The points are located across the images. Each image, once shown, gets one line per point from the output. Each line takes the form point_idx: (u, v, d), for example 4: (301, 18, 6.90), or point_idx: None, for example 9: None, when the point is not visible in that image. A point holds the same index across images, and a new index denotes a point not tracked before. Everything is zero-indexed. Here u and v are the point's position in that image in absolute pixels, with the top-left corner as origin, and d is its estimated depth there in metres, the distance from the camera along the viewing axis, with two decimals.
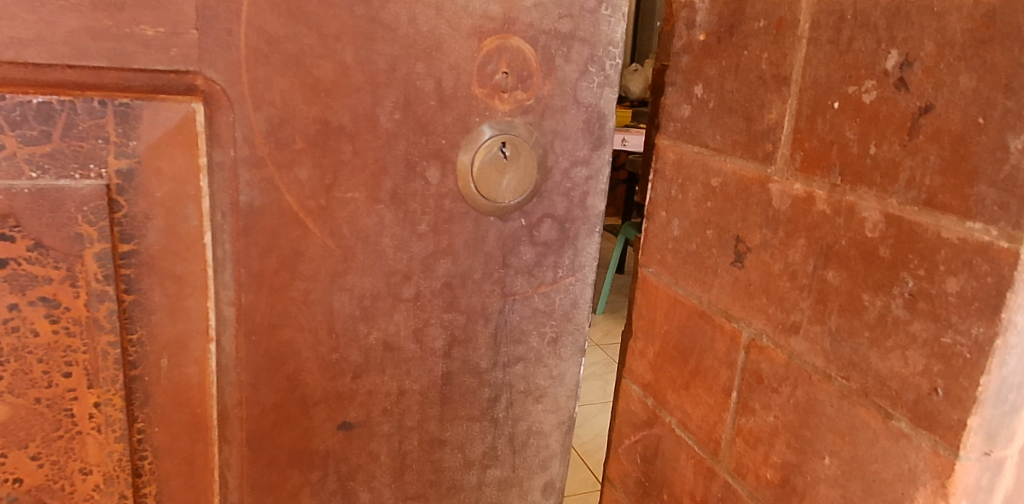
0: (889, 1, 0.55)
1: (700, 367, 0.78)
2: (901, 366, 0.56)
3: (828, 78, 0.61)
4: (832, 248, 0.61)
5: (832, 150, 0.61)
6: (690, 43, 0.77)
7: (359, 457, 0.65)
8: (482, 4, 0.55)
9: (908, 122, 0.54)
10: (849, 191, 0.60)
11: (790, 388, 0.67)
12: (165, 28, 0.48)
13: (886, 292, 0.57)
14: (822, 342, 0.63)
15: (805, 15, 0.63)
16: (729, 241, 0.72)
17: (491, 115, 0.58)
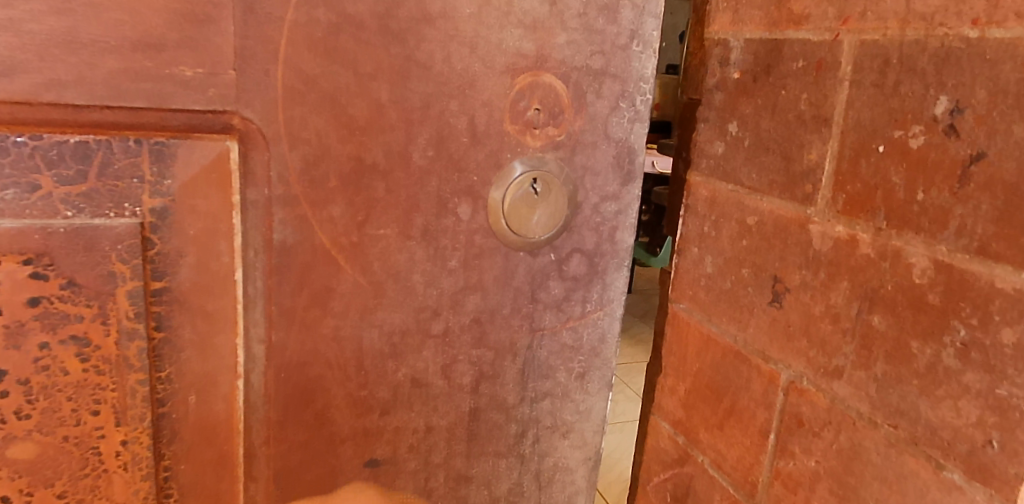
0: (937, 46, 0.52)
1: (735, 407, 0.73)
2: (952, 416, 0.52)
3: (872, 121, 0.57)
4: (877, 291, 0.57)
5: (877, 194, 0.57)
6: (724, 81, 0.72)
7: (384, 496, 0.64)
8: (516, 42, 0.55)
9: (959, 169, 0.51)
10: (895, 235, 0.56)
11: (833, 434, 0.62)
12: (204, 68, 0.48)
13: (936, 340, 0.53)
14: (867, 388, 0.58)
15: (846, 57, 0.59)
16: (765, 280, 0.67)
17: (523, 152, 0.58)
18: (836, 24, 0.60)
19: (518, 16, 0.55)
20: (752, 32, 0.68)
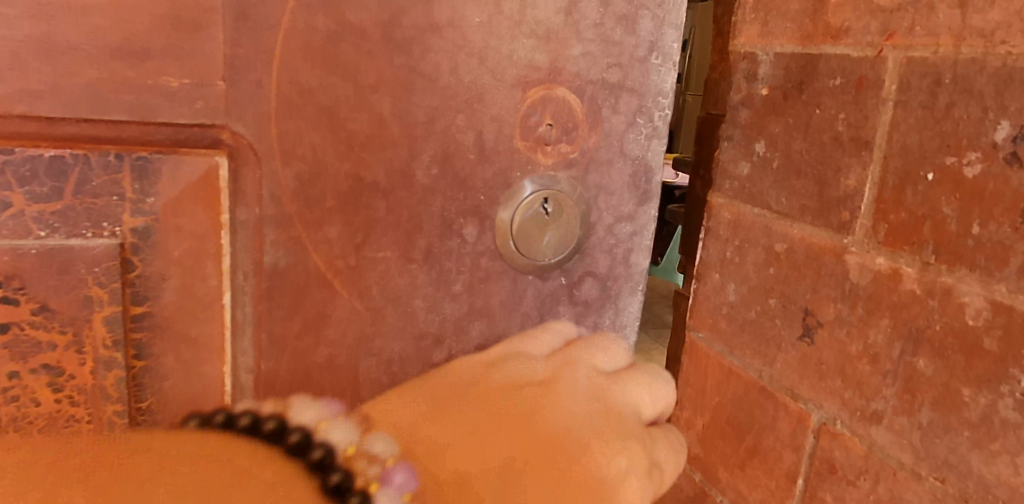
0: (999, 58, 0.35)
1: (760, 456, 0.51)
2: (1012, 476, 0.35)
3: (921, 146, 0.39)
4: (925, 333, 0.39)
5: (925, 225, 0.39)
6: (750, 96, 0.51)
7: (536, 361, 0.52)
8: (528, 53, 0.52)
9: (1022, 205, 0.34)
10: (944, 273, 0.38)
11: (871, 492, 0.43)
12: (192, 79, 0.44)
13: (993, 388, 0.36)
14: (911, 437, 0.40)
15: (891, 74, 0.41)
16: (794, 311, 0.48)
17: (533, 170, 0.54)
18: (879, 37, 0.42)
19: (531, 26, 0.51)
20: (783, 46, 0.48)
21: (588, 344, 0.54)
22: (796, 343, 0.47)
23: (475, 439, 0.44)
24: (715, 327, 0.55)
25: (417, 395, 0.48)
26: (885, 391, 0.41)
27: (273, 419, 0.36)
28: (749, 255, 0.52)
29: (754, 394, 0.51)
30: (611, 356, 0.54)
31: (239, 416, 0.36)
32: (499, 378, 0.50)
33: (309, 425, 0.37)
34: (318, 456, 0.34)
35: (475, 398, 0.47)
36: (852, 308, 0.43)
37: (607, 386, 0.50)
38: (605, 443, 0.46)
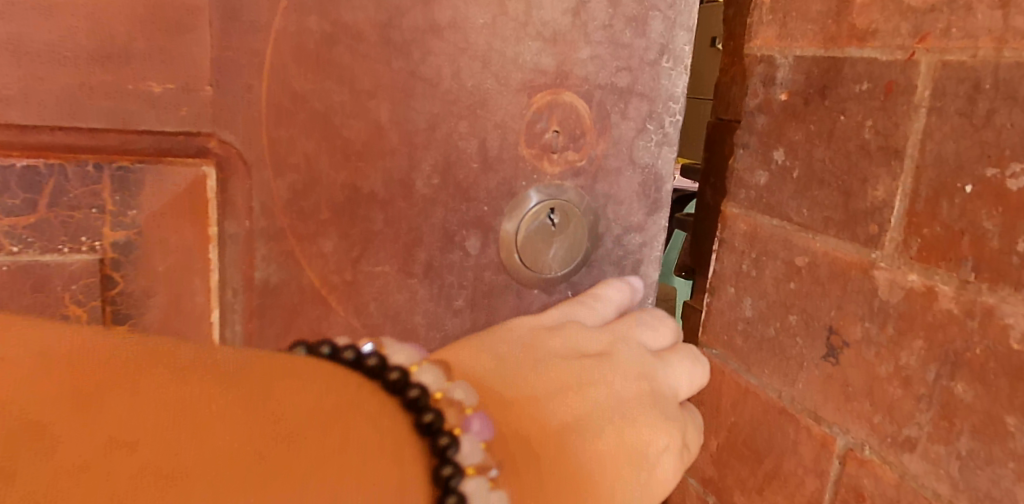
0: None
1: (781, 481, 0.48)
2: None
3: (959, 156, 0.37)
4: (964, 356, 0.37)
5: (963, 241, 0.37)
6: (768, 101, 0.49)
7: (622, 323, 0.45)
8: (533, 56, 0.49)
9: None
10: (986, 292, 0.36)
11: None
12: (176, 84, 0.42)
13: None
14: (950, 467, 0.37)
15: (924, 79, 0.38)
16: (817, 329, 0.45)
17: (539, 179, 0.51)
18: (910, 40, 0.39)
19: (537, 28, 0.48)
20: (804, 48, 0.46)
21: (639, 319, 0.45)
22: (820, 362, 0.45)
23: (556, 394, 0.37)
24: (730, 344, 0.53)
25: (483, 347, 0.39)
26: (919, 416, 0.39)
27: (374, 361, 0.31)
28: (767, 269, 0.49)
29: (773, 415, 0.49)
30: (658, 334, 0.45)
31: (346, 351, 0.31)
32: (540, 345, 0.40)
33: (406, 370, 0.31)
34: (424, 423, 0.29)
35: (545, 361, 0.39)
36: (881, 328, 0.41)
37: (652, 367, 0.42)
38: (625, 419, 0.38)
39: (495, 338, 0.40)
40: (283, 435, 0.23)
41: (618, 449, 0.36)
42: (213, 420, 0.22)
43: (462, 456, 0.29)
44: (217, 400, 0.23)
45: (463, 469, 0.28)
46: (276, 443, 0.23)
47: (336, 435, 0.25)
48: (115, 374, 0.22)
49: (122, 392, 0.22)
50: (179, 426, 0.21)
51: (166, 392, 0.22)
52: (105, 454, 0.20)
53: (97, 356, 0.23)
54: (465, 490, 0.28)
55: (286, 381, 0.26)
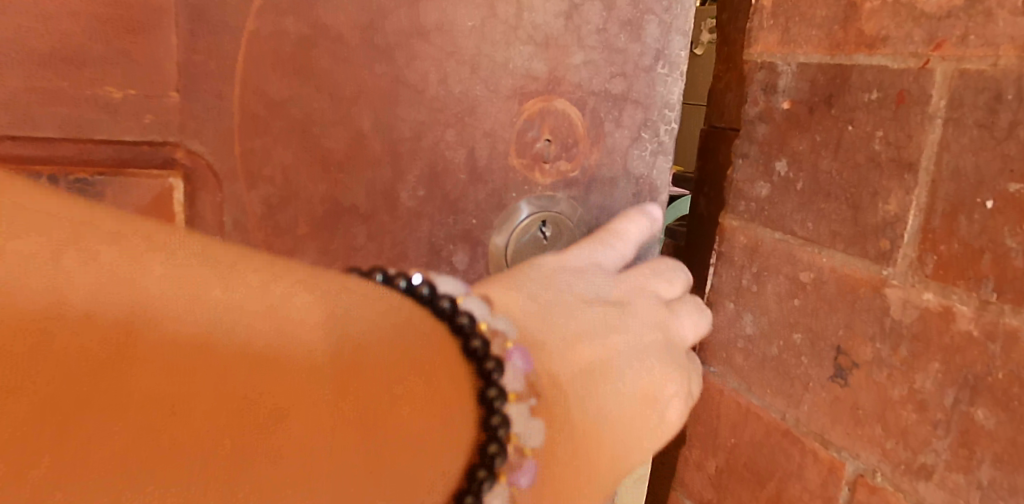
0: None
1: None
2: None
3: (979, 170, 0.35)
4: (985, 380, 0.35)
5: (984, 259, 0.35)
6: (770, 109, 0.47)
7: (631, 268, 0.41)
8: (525, 61, 0.46)
9: None
10: (1009, 313, 0.34)
11: None
12: (139, 90, 0.39)
13: None
14: (971, 498, 0.35)
15: (940, 88, 0.37)
16: (823, 349, 0.43)
17: (530, 190, 0.49)
18: (925, 47, 0.37)
19: (528, 31, 0.46)
20: (808, 55, 0.44)
21: (655, 268, 0.42)
22: (827, 384, 0.43)
23: (588, 338, 0.33)
24: (729, 362, 0.51)
25: (517, 282, 0.34)
26: (936, 443, 0.37)
27: (424, 285, 0.30)
28: (769, 284, 0.47)
29: (776, 438, 0.47)
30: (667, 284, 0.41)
31: (398, 279, 0.30)
32: (575, 285, 0.36)
33: (455, 297, 0.30)
34: (472, 350, 0.28)
35: (580, 303, 0.35)
36: (893, 349, 0.39)
37: (667, 320, 0.39)
38: (645, 365, 0.35)
39: (531, 273, 0.35)
40: (354, 393, 0.23)
41: (639, 392, 0.34)
42: (287, 383, 0.21)
43: (507, 381, 0.29)
44: (293, 354, 0.21)
45: (507, 392, 0.29)
46: (346, 402, 0.22)
47: (403, 390, 0.24)
48: (193, 316, 0.20)
49: (198, 346, 0.19)
50: (255, 397, 0.20)
51: (241, 350, 0.20)
52: (183, 430, 0.18)
53: (170, 284, 0.20)
54: (507, 414, 0.28)
55: (359, 317, 0.25)
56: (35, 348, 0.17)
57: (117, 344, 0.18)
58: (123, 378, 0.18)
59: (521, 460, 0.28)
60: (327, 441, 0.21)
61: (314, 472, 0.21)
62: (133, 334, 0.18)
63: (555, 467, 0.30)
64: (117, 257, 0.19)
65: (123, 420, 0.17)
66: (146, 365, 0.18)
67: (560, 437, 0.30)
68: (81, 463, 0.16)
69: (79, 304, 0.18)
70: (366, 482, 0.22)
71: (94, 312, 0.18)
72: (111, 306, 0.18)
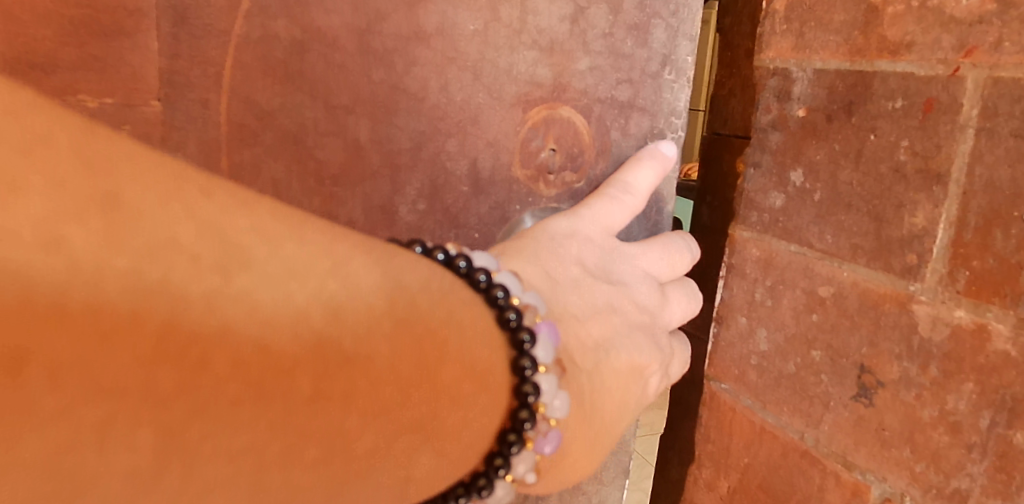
0: None
1: None
2: None
3: (1017, 182, 0.33)
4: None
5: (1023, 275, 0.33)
6: (784, 117, 0.45)
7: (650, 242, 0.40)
8: (529, 67, 0.43)
9: None
10: None
11: None
12: (114, 98, 0.36)
13: None
14: None
15: (970, 96, 0.35)
16: (845, 367, 0.41)
17: (534, 202, 0.46)
18: (954, 54, 0.36)
19: (533, 36, 0.43)
20: (825, 61, 0.42)
21: (667, 244, 0.41)
22: (850, 403, 0.41)
23: (601, 309, 0.34)
24: (742, 378, 0.49)
25: (531, 248, 0.34)
26: (971, 467, 0.35)
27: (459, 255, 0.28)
28: (784, 298, 0.45)
29: (794, 459, 0.45)
30: (673, 263, 0.41)
31: (435, 251, 0.28)
32: (584, 256, 0.35)
33: (489, 269, 0.29)
34: (506, 321, 0.27)
35: (589, 275, 0.35)
36: (922, 368, 0.37)
37: (660, 300, 0.39)
38: (637, 340, 0.35)
39: (543, 241, 0.35)
40: (414, 353, 0.23)
41: (645, 362, 0.36)
42: (360, 334, 0.21)
43: (539, 352, 0.28)
44: (360, 311, 0.21)
45: (540, 362, 0.28)
46: (410, 356, 0.23)
47: (453, 350, 0.24)
48: (280, 264, 0.20)
49: (288, 293, 0.19)
50: (331, 347, 0.20)
51: (322, 300, 0.20)
52: (276, 370, 0.19)
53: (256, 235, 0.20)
54: (538, 385, 0.27)
55: (408, 276, 0.24)
56: (162, 291, 0.17)
57: (225, 288, 0.18)
58: (230, 327, 0.18)
59: (548, 426, 0.28)
60: (393, 387, 0.22)
61: (373, 417, 0.22)
62: (234, 282, 0.18)
63: (577, 429, 0.31)
64: (208, 202, 0.19)
65: (234, 361, 0.18)
66: (251, 313, 0.18)
67: (581, 403, 0.31)
68: (197, 399, 0.18)
69: (189, 246, 0.18)
70: (424, 422, 0.23)
71: (201, 255, 0.18)
72: (217, 250, 0.19)
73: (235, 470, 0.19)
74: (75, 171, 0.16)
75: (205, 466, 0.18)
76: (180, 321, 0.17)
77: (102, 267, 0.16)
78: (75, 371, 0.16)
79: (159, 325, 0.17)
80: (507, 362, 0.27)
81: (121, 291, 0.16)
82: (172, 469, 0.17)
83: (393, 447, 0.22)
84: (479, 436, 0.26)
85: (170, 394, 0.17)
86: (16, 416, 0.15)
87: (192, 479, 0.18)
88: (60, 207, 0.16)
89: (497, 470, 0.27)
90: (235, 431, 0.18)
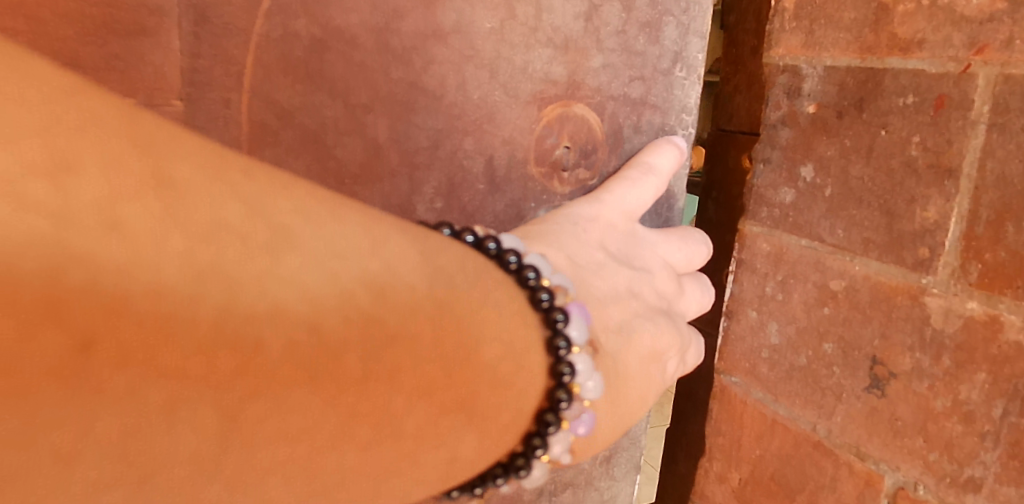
0: None
1: None
2: None
3: None
4: None
5: None
6: (794, 113, 0.46)
7: (666, 233, 0.41)
8: (543, 65, 0.44)
9: None
10: None
11: None
12: (137, 98, 0.37)
13: None
14: None
15: (982, 93, 0.36)
16: (857, 359, 0.42)
17: (549, 200, 0.46)
18: (965, 51, 0.36)
19: (548, 33, 0.43)
20: (835, 58, 0.43)
21: (681, 236, 0.42)
22: (862, 394, 0.42)
23: (624, 293, 0.35)
24: (753, 372, 0.50)
25: (553, 235, 0.34)
26: (984, 455, 0.36)
27: (487, 237, 0.29)
28: (795, 292, 0.46)
29: (806, 449, 0.46)
30: (687, 251, 0.41)
31: (464, 233, 0.29)
32: (604, 242, 0.36)
33: (518, 251, 0.29)
34: (538, 301, 0.28)
35: (610, 259, 0.35)
36: (935, 359, 0.38)
37: (677, 285, 0.39)
38: (657, 322, 0.36)
39: (565, 227, 0.35)
40: (456, 333, 0.23)
41: (668, 345, 0.36)
42: (405, 314, 0.21)
43: (572, 331, 0.28)
44: (403, 290, 0.21)
45: (573, 342, 0.28)
46: (449, 337, 0.22)
47: (489, 330, 0.25)
48: (326, 253, 0.19)
49: (332, 274, 0.19)
50: (377, 326, 0.20)
51: (366, 280, 0.20)
52: (326, 348, 0.19)
53: (298, 218, 0.20)
54: (574, 365, 0.28)
55: (444, 257, 0.24)
56: (211, 269, 0.17)
57: (275, 269, 0.18)
58: (285, 305, 0.18)
59: (582, 407, 0.28)
60: (434, 366, 0.22)
61: (409, 396, 0.21)
62: (282, 262, 0.18)
63: (604, 411, 0.31)
64: (250, 184, 0.19)
65: (285, 343, 0.18)
66: (299, 295, 0.18)
67: (609, 384, 0.31)
68: (255, 378, 0.17)
69: (238, 225, 0.18)
70: (465, 403, 0.23)
71: (249, 235, 0.18)
72: (264, 232, 0.18)
73: (292, 452, 0.19)
74: (127, 150, 0.16)
75: (263, 446, 0.18)
76: (234, 304, 0.17)
77: (158, 248, 0.16)
78: (142, 351, 0.16)
79: (214, 306, 0.17)
80: (541, 341, 0.27)
81: (177, 271, 0.16)
82: (232, 448, 0.18)
83: (438, 427, 0.23)
84: (515, 421, 0.26)
85: (231, 374, 0.17)
86: (84, 402, 0.15)
87: (250, 461, 0.18)
88: (116, 185, 0.16)
89: (535, 450, 0.27)
90: (288, 411, 0.18)
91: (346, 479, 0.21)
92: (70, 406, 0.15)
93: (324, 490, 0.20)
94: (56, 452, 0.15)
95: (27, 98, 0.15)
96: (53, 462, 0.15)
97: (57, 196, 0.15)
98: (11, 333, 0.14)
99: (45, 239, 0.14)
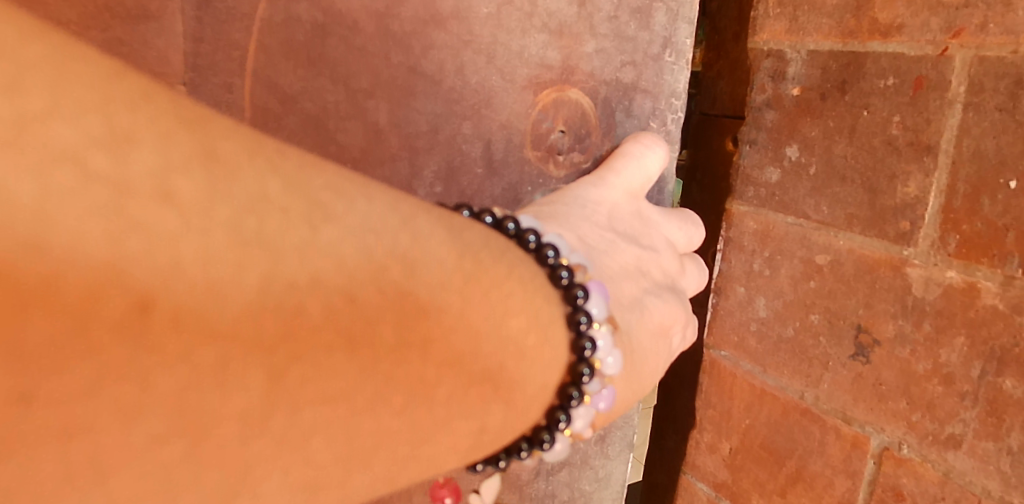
0: None
1: (807, 483, 0.48)
2: None
3: (1002, 151, 0.36)
4: (1012, 351, 0.37)
5: (1009, 236, 0.36)
6: (778, 96, 0.48)
7: (667, 213, 0.43)
8: (539, 50, 0.45)
9: None
10: None
11: None
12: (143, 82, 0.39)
13: None
14: (998, 462, 0.38)
15: (957, 73, 0.38)
16: (842, 329, 0.44)
17: (545, 183, 0.47)
18: (942, 35, 0.39)
19: (543, 19, 0.44)
20: (818, 42, 0.45)
21: (681, 215, 0.43)
22: (848, 362, 0.44)
23: (632, 270, 0.36)
24: (741, 345, 0.52)
25: (562, 215, 0.36)
26: (963, 413, 0.39)
27: (505, 218, 0.30)
28: (782, 268, 0.48)
29: (794, 416, 0.48)
30: (686, 230, 0.43)
31: (483, 214, 0.30)
32: (609, 221, 0.38)
33: (537, 231, 0.30)
34: (558, 279, 0.29)
35: (618, 238, 0.37)
36: (916, 325, 0.41)
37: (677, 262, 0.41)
38: (663, 296, 0.38)
39: (572, 208, 0.37)
40: (483, 304, 0.24)
41: (674, 318, 0.38)
42: (433, 288, 0.22)
43: (592, 308, 0.29)
44: (430, 264, 0.23)
45: (594, 318, 0.29)
46: (476, 309, 0.24)
47: (510, 303, 0.26)
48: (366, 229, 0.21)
49: (364, 246, 0.21)
50: (410, 297, 0.22)
51: (396, 254, 0.22)
52: (362, 318, 0.20)
53: (333, 194, 0.21)
54: (594, 340, 0.29)
55: (469, 234, 0.26)
56: (257, 242, 0.18)
57: (313, 240, 0.19)
58: (319, 275, 0.19)
59: (602, 382, 0.30)
60: (463, 338, 0.23)
61: (441, 368, 0.23)
62: (320, 234, 0.20)
63: (621, 384, 0.32)
64: (288, 162, 0.21)
65: (326, 308, 0.19)
66: (335, 265, 0.20)
67: (626, 359, 0.33)
68: (295, 345, 0.19)
69: (278, 199, 0.20)
70: (494, 374, 0.25)
71: (288, 208, 0.20)
72: (304, 203, 0.20)
73: (333, 413, 0.20)
74: (176, 129, 0.18)
75: (307, 412, 0.20)
76: (276, 271, 0.18)
77: (206, 217, 0.18)
78: (195, 317, 0.17)
79: (258, 274, 0.18)
80: (564, 317, 0.29)
81: (225, 239, 0.18)
82: (278, 413, 0.19)
83: (470, 397, 0.24)
84: (543, 391, 0.28)
85: (274, 338, 0.18)
86: (147, 359, 0.17)
87: (296, 424, 0.20)
88: (168, 160, 0.17)
89: (558, 423, 0.29)
90: (330, 377, 0.20)
91: (383, 445, 0.22)
92: (133, 363, 0.17)
93: (366, 454, 0.22)
94: (116, 403, 0.17)
95: (92, 81, 0.17)
96: (120, 415, 0.17)
97: (116, 165, 0.17)
98: (79, 292, 0.16)
99: (107, 205, 0.16)
